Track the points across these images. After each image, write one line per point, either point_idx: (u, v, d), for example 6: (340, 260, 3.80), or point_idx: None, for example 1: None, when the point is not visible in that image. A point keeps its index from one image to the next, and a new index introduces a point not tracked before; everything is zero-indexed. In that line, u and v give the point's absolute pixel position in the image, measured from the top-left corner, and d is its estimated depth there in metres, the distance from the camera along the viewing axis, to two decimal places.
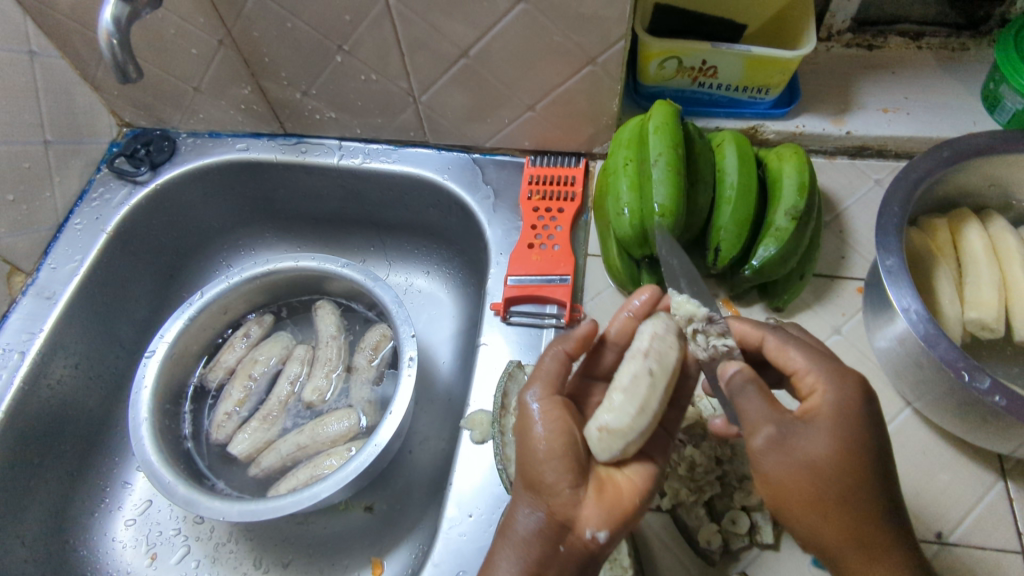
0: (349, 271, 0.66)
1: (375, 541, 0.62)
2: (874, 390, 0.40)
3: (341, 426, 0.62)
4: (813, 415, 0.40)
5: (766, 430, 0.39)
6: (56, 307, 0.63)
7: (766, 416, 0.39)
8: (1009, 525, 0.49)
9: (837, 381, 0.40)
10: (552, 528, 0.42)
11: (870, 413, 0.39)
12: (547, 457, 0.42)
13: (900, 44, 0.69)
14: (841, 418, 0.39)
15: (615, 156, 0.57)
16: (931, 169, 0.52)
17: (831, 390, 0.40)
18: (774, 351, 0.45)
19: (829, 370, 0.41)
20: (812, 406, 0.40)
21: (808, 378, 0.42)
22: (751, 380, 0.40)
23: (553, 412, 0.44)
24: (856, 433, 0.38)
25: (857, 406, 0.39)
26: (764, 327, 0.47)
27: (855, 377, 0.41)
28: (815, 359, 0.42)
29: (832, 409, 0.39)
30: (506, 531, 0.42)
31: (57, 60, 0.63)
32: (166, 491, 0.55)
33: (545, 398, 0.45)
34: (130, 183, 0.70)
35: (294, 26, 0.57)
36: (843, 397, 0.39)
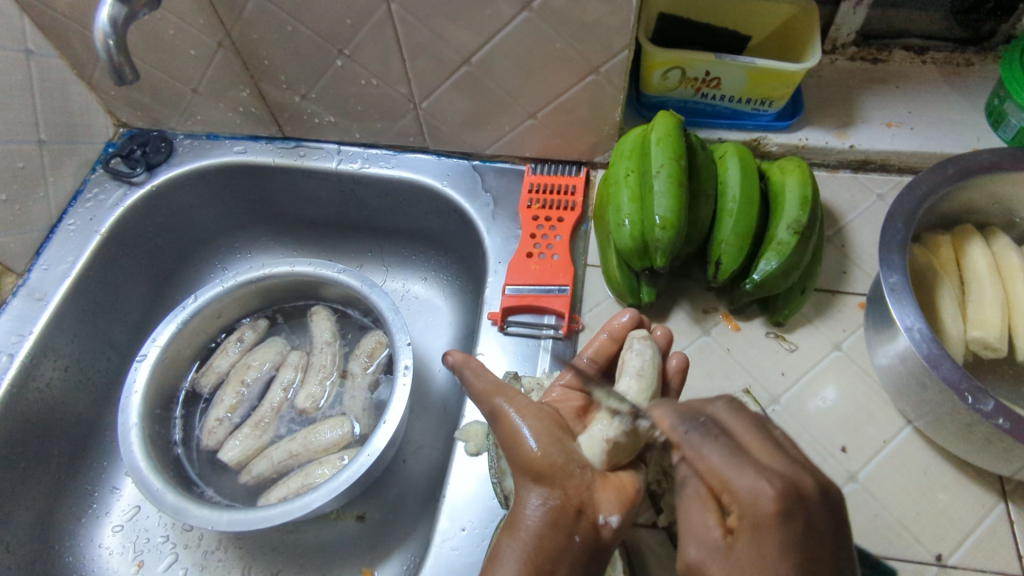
0: (345, 277, 0.65)
1: (367, 552, 0.61)
2: (800, 497, 0.34)
3: (334, 435, 0.61)
4: (737, 536, 0.35)
5: (694, 551, 0.36)
6: (47, 309, 0.62)
7: (695, 533, 0.37)
8: (1010, 549, 0.48)
9: (759, 492, 0.34)
10: (569, 513, 0.39)
11: (801, 527, 0.34)
12: (535, 436, 0.41)
13: (904, 59, 0.68)
14: (761, 532, 0.34)
15: (616, 166, 0.56)
16: (935, 186, 0.52)
17: (745, 508, 0.34)
18: (688, 457, 0.38)
19: (747, 484, 0.35)
20: (736, 530, 0.35)
21: (726, 493, 0.36)
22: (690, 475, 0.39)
23: (524, 409, 0.43)
24: (781, 559, 0.33)
25: (776, 526, 0.33)
26: (682, 419, 0.40)
27: (787, 482, 0.34)
28: (730, 466, 0.36)
29: (760, 549, 0.33)
30: (514, 524, 0.39)
31: (54, 59, 0.63)
32: (154, 499, 0.54)
33: (506, 394, 0.44)
34: (125, 184, 0.69)
35: (294, 30, 0.57)
36: (761, 520, 0.34)
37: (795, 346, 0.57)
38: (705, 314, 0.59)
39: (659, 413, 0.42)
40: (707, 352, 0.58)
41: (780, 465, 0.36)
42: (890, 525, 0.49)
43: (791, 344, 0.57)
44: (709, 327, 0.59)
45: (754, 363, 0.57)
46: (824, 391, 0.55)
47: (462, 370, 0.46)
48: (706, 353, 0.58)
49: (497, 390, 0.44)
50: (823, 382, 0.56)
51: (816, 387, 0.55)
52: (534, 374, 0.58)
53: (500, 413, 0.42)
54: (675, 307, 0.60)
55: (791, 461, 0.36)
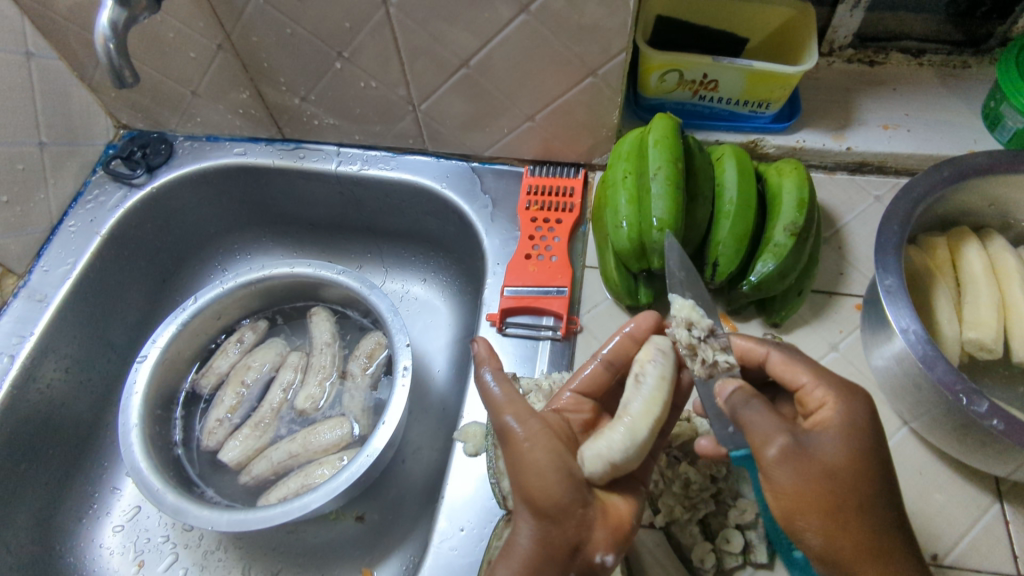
0: (345, 278, 0.66)
1: (366, 552, 0.61)
2: (863, 392, 0.42)
3: (333, 435, 0.62)
4: (820, 423, 0.41)
5: (781, 443, 0.39)
6: (48, 310, 0.63)
7: (778, 426, 0.40)
8: (1005, 549, 0.48)
9: (839, 385, 0.42)
10: (564, 554, 0.40)
11: (870, 411, 0.41)
12: (544, 470, 0.40)
13: (901, 61, 0.69)
14: (844, 404, 0.41)
15: (614, 168, 0.57)
16: (931, 188, 0.52)
17: (837, 398, 0.41)
18: (778, 369, 0.46)
19: (821, 378, 0.43)
20: (819, 409, 0.41)
21: (811, 393, 0.43)
22: (753, 395, 0.41)
23: (531, 439, 0.42)
24: (862, 431, 0.40)
25: (860, 414, 0.40)
26: (764, 341, 0.48)
27: (849, 381, 0.43)
28: (818, 372, 0.43)
29: (849, 414, 0.40)
30: (509, 548, 0.40)
31: (54, 61, 0.63)
32: (155, 499, 0.55)
33: (521, 417, 0.43)
34: (126, 186, 0.69)
35: (293, 32, 0.57)
36: (848, 402, 0.41)
37: None
38: None
39: (740, 343, 0.48)
40: None
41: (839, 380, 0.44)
42: None
43: None
44: None
45: None
46: None
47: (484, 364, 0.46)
48: None
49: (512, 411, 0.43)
50: None
51: None
52: (532, 375, 0.58)
53: (510, 437, 0.42)
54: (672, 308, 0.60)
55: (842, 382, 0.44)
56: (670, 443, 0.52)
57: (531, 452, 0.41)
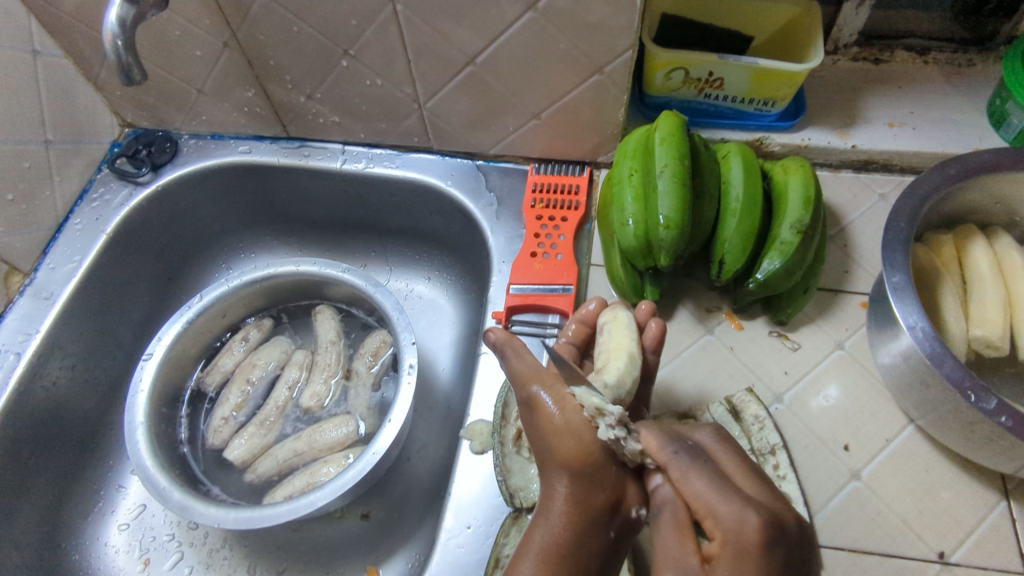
0: (350, 276, 0.66)
1: (372, 549, 0.61)
2: (780, 527, 0.35)
3: (339, 433, 0.62)
4: (714, 562, 0.35)
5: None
6: (53, 308, 0.63)
7: (675, 559, 0.36)
8: (1013, 547, 0.48)
9: (742, 520, 0.34)
10: (605, 511, 0.38)
11: (781, 561, 0.34)
12: (575, 425, 0.40)
13: (906, 59, 0.69)
14: (741, 555, 0.34)
15: (620, 166, 0.57)
16: (938, 185, 0.52)
17: (731, 537, 0.34)
18: (674, 481, 0.38)
19: (732, 511, 0.35)
20: (716, 556, 0.35)
21: (708, 519, 0.36)
22: (670, 502, 0.38)
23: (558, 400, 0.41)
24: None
25: (756, 557, 0.33)
26: (670, 440, 0.40)
27: (770, 514, 0.35)
28: (716, 494, 0.36)
29: (740, 575, 0.33)
30: (545, 506, 0.39)
31: (60, 59, 0.63)
32: (161, 497, 0.55)
33: (549, 383, 0.42)
34: (131, 184, 0.69)
35: (299, 30, 0.57)
36: (744, 546, 0.34)
37: (798, 345, 0.58)
38: (708, 313, 0.60)
39: (647, 439, 0.40)
40: (709, 352, 0.58)
41: (759, 499, 0.36)
42: (893, 524, 0.49)
43: (793, 343, 0.58)
44: (711, 327, 0.59)
45: (757, 362, 0.57)
46: (827, 389, 0.56)
47: (505, 347, 0.45)
48: (708, 352, 0.58)
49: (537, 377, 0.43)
50: (825, 380, 0.56)
51: (818, 385, 0.56)
52: None
53: (537, 402, 0.42)
54: (678, 306, 0.60)
55: (772, 495, 0.38)
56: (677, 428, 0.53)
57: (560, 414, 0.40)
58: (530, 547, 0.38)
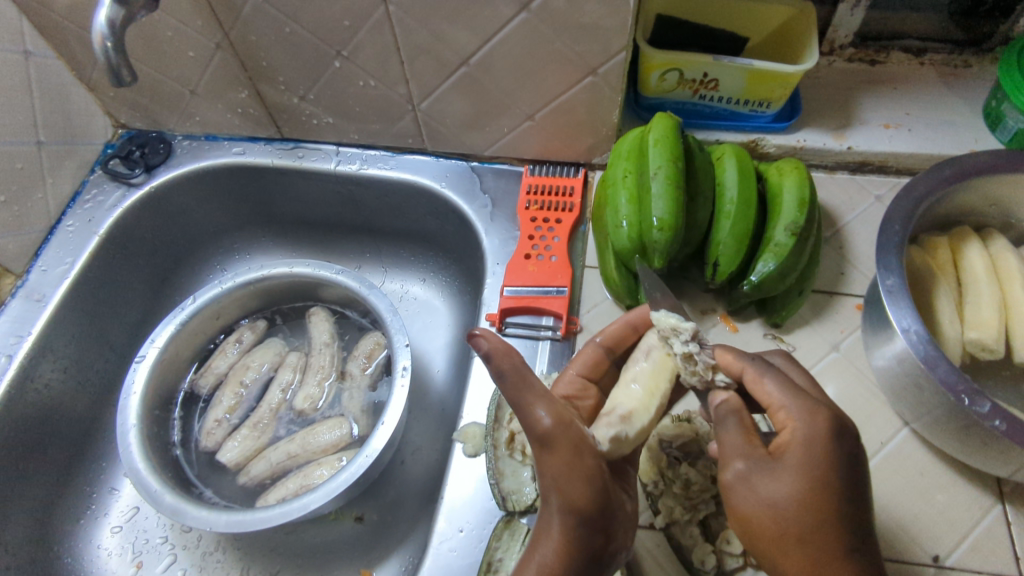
0: (344, 278, 0.65)
1: (366, 552, 0.61)
2: (843, 425, 0.38)
3: (332, 436, 0.61)
4: (780, 453, 0.39)
5: (740, 465, 0.39)
6: (45, 310, 0.62)
7: (739, 449, 0.40)
8: (1008, 550, 0.48)
9: (804, 418, 0.38)
10: (597, 554, 0.38)
11: (842, 453, 0.38)
12: (588, 474, 0.38)
13: (902, 60, 0.68)
14: (807, 448, 0.38)
15: (614, 168, 0.57)
16: (933, 187, 0.52)
17: (802, 428, 0.38)
18: (749, 385, 0.42)
19: (800, 407, 0.39)
20: (781, 445, 0.39)
21: (780, 415, 0.40)
22: (735, 411, 0.40)
23: (575, 445, 0.38)
24: (819, 468, 0.37)
25: (825, 446, 0.37)
26: (744, 351, 0.44)
27: (835, 413, 0.39)
28: (787, 395, 0.40)
29: (804, 460, 0.37)
30: (541, 540, 0.38)
31: (52, 60, 0.63)
32: (153, 499, 0.54)
33: (563, 420, 0.38)
34: (124, 185, 0.69)
35: (292, 31, 0.57)
36: (813, 434, 0.38)
37: (793, 347, 0.57)
38: (703, 314, 0.60)
39: (722, 353, 0.45)
40: None
41: (818, 399, 0.40)
42: (887, 528, 0.49)
43: (788, 345, 0.58)
44: (706, 328, 0.59)
45: None
46: (821, 391, 0.55)
47: (500, 364, 0.38)
48: None
49: (555, 412, 0.38)
50: (820, 383, 0.56)
51: None
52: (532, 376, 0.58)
53: (554, 441, 0.38)
54: None
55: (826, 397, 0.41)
56: (670, 444, 0.51)
57: (576, 457, 0.38)
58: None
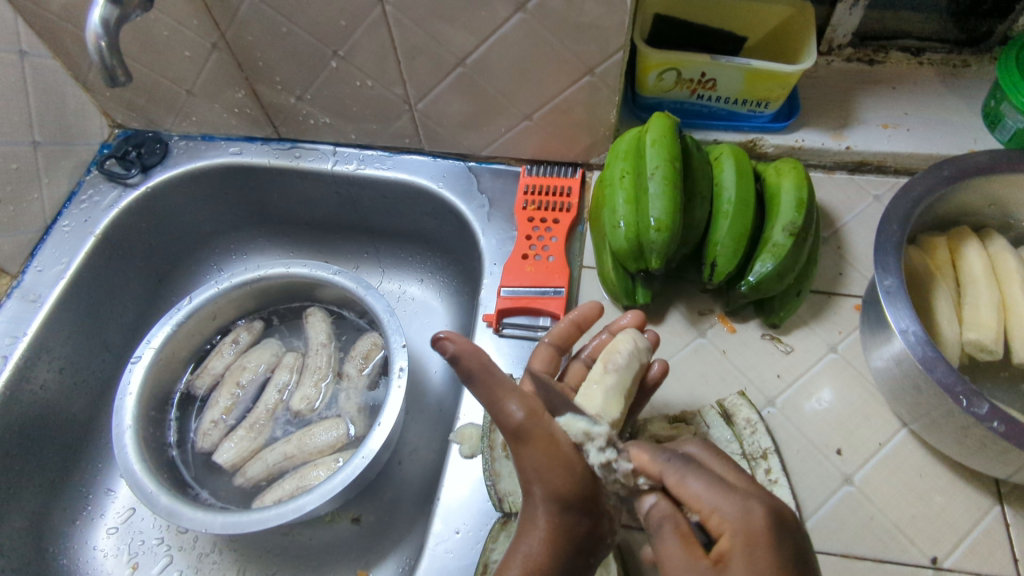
0: (341, 279, 0.65)
1: (363, 553, 0.61)
2: (782, 518, 0.35)
3: (329, 437, 0.61)
4: (726, 560, 0.33)
5: None
6: (41, 311, 0.62)
7: (683, 562, 0.35)
8: (1007, 552, 0.48)
9: (749, 512, 0.34)
10: (586, 542, 0.37)
11: (790, 548, 0.34)
12: (567, 458, 0.37)
13: (900, 60, 0.68)
14: (753, 545, 0.33)
15: (612, 167, 0.56)
16: (931, 188, 0.51)
17: (739, 525, 0.34)
18: (672, 488, 0.38)
19: (732, 505, 0.35)
20: (725, 553, 0.34)
21: (712, 518, 0.35)
22: (668, 516, 0.37)
23: (551, 433, 0.38)
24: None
25: (766, 547, 0.33)
26: (660, 450, 0.40)
27: (770, 503, 0.35)
28: (715, 494, 0.36)
29: (754, 563, 0.33)
30: (527, 533, 0.37)
31: (48, 60, 0.62)
32: (148, 501, 0.54)
33: (535, 413, 0.38)
34: (120, 186, 0.69)
35: (288, 31, 0.56)
36: (755, 535, 0.34)
37: (791, 348, 0.57)
38: (700, 315, 0.59)
39: (638, 456, 0.41)
40: (702, 354, 0.57)
41: (750, 488, 0.37)
42: (885, 529, 0.49)
43: (786, 345, 0.57)
44: (704, 329, 0.59)
45: (750, 365, 0.57)
46: (820, 392, 0.55)
47: (469, 364, 0.37)
48: (701, 354, 0.58)
49: (527, 406, 0.38)
50: (818, 384, 0.55)
51: (811, 389, 0.55)
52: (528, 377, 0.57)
53: (529, 433, 0.37)
54: (670, 308, 0.60)
55: (761, 489, 0.38)
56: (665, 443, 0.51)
57: (554, 446, 0.37)
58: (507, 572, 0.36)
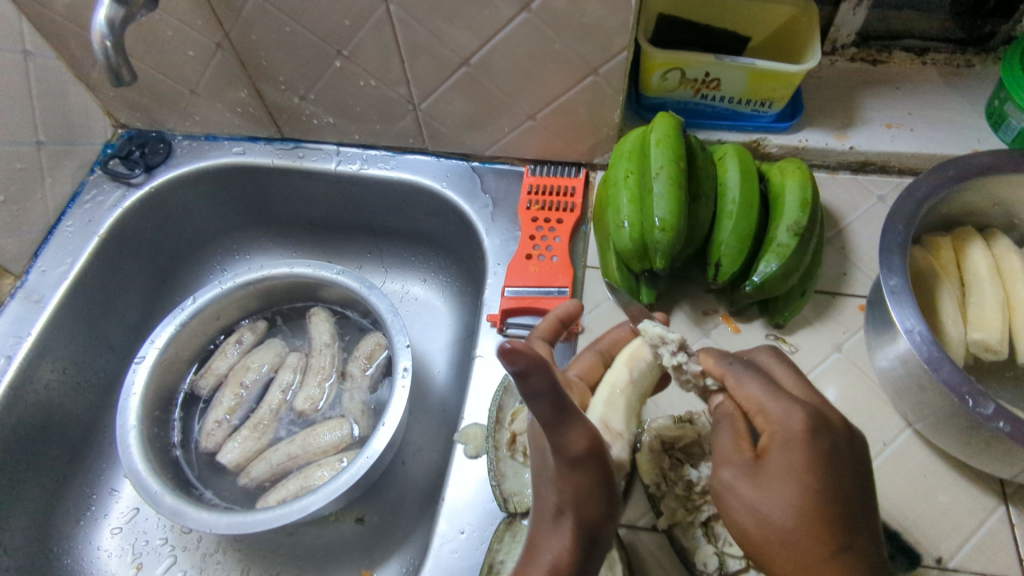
0: (344, 279, 0.65)
1: (367, 553, 0.61)
2: (826, 422, 0.38)
3: (332, 437, 0.61)
4: (767, 454, 0.37)
5: (729, 473, 0.39)
6: (45, 310, 0.62)
7: (730, 455, 0.39)
8: (1011, 552, 0.48)
9: (789, 416, 0.37)
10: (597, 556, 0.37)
11: (825, 448, 0.37)
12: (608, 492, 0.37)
13: (904, 59, 0.68)
14: (792, 446, 0.37)
15: (616, 168, 0.56)
16: (936, 187, 0.51)
17: (779, 430, 0.37)
18: (731, 390, 0.42)
19: (781, 406, 0.38)
20: (766, 446, 0.38)
21: (759, 416, 0.39)
22: (727, 416, 0.41)
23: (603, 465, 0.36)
24: (808, 469, 0.36)
25: (804, 446, 0.36)
26: (724, 356, 0.44)
27: (818, 410, 0.38)
28: (772, 397, 0.39)
29: (790, 460, 0.36)
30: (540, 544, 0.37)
31: (52, 60, 0.62)
32: (152, 500, 0.54)
33: (597, 441, 0.35)
34: (123, 185, 0.69)
35: (292, 31, 0.56)
36: (792, 437, 0.37)
37: (795, 348, 0.57)
38: (705, 315, 0.59)
39: (705, 358, 0.45)
40: None
41: (809, 398, 0.40)
42: (890, 529, 0.49)
43: (790, 346, 0.57)
44: (708, 329, 0.59)
45: None
46: (824, 392, 0.55)
47: (541, 383, 0.31)
48: None
49: (590, 434, 0.35)
50: (822, 384, 0.55)
51: (815, 389, 0.55)
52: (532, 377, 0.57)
53: (584, 460, 0.35)
54: (674, 308, 0.60)
55: (817, 396, 0.41)
56: (672, 445, 0.50)
57: (599, 475, 0.36)
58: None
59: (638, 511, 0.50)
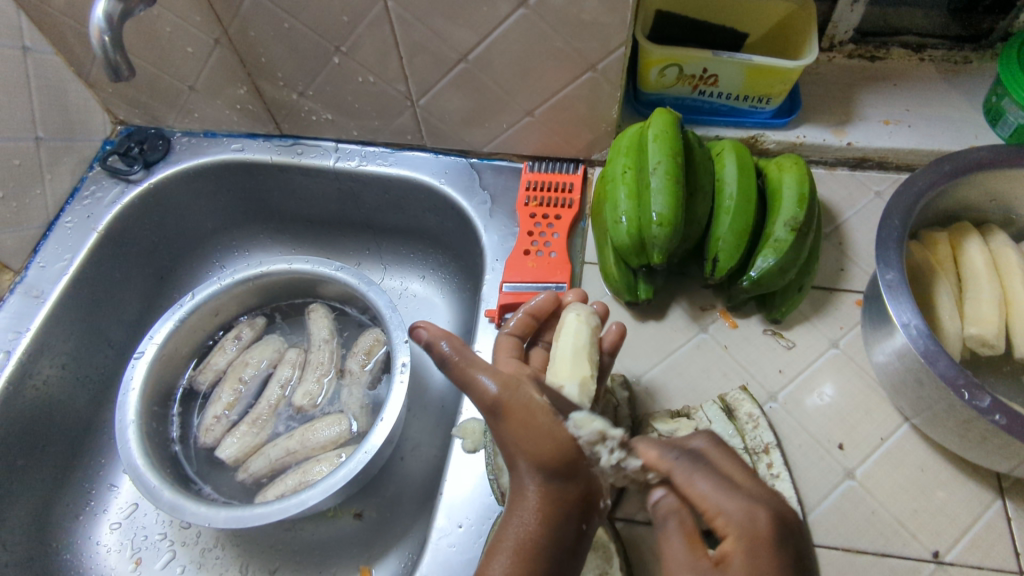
0: (343, 275, 0.65)
1: (365, 549, 0.61)
2: (787, 522, 0.34)
3: (331, 432, 0.61)
4: (726, 561, 0.33)
5: None
6: (44, 306, 0.62)
7: (683, 564, 0.35)
8: (1008, 545, 0.48)
9: (750, 514, 0.34)
10: (578, 505, 0.38)
11: (793, 554, 0.33)
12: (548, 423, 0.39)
13: (902, 56, 0.68)
14: (756, 552, 0.33)
15: (613, 163, 0.56)
16: (932, 182, 0.52)
17: (738, 531, 0.34)
18: (676, 484, 0.38)
19: (738, 506, 0.35)
20: (726, 555, 0.33)
21: (718, 518, 0.35)
22: (674, 511, 0.37)
23: (527, 404, 0.40)
24: None
25: (767, 551, 0.33)
26: (666, 448, 0.40)
27: (775, 509, 0.35)
28: (722, 495, 0.36)
29: (755, 565, 0.32)
30: (516, 504, 0.38)
31: (51, 56, 0.63)
32: (151, 495, 0.54)
33: (509, 386, 0.40)
34: (123, 182, 0.69)
35: (290, 27, 0.57)
36: (756, 543, 0.33)
37: (793, 343, 0.57)
38: (702, 311, 0.59)
39: (647, 452, 0.40)
40: (704, 350, 0.58)
41: (764, 493, 0.36)
42: (886, 522, 0.49)
43: (788, 341, 0.57)
44: (706, 325, 0.59)
45: (751, 360, 0.57)
46: (822, 387, 0.55)
47: (440, 347, 0.42)
48: (703, 350, 0.58)
49: (501, 380, 0.40)
50: (820, 379, 0.56)
51: (813, 384, 0.55)
52: None
53: (506, 407, 0.39)
54: (672, 304, 0.60)
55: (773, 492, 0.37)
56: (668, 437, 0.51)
57: (531, 418, 0.39)
58: (505, 544, 0.37)
59: (636, 505, 0.50)
